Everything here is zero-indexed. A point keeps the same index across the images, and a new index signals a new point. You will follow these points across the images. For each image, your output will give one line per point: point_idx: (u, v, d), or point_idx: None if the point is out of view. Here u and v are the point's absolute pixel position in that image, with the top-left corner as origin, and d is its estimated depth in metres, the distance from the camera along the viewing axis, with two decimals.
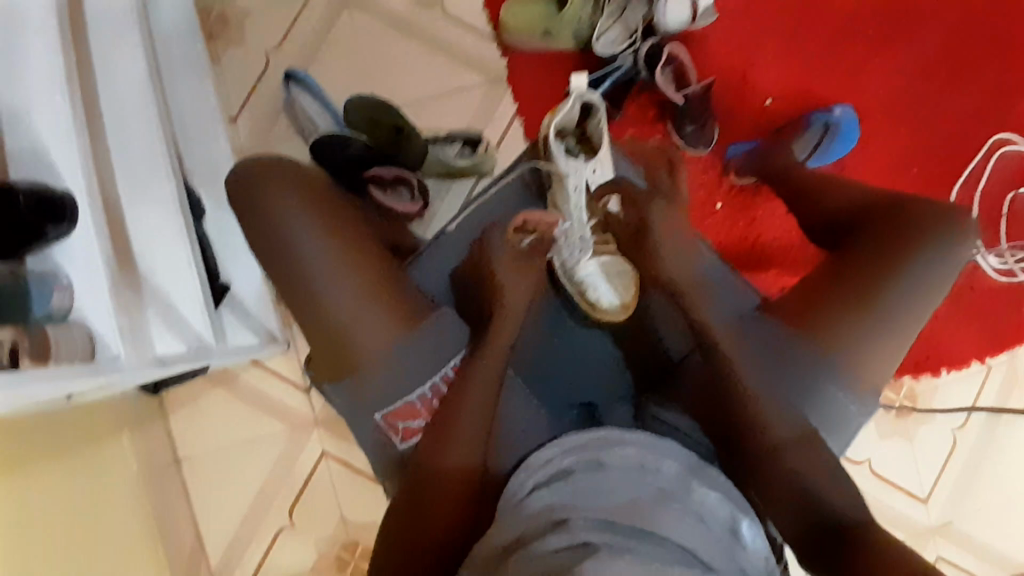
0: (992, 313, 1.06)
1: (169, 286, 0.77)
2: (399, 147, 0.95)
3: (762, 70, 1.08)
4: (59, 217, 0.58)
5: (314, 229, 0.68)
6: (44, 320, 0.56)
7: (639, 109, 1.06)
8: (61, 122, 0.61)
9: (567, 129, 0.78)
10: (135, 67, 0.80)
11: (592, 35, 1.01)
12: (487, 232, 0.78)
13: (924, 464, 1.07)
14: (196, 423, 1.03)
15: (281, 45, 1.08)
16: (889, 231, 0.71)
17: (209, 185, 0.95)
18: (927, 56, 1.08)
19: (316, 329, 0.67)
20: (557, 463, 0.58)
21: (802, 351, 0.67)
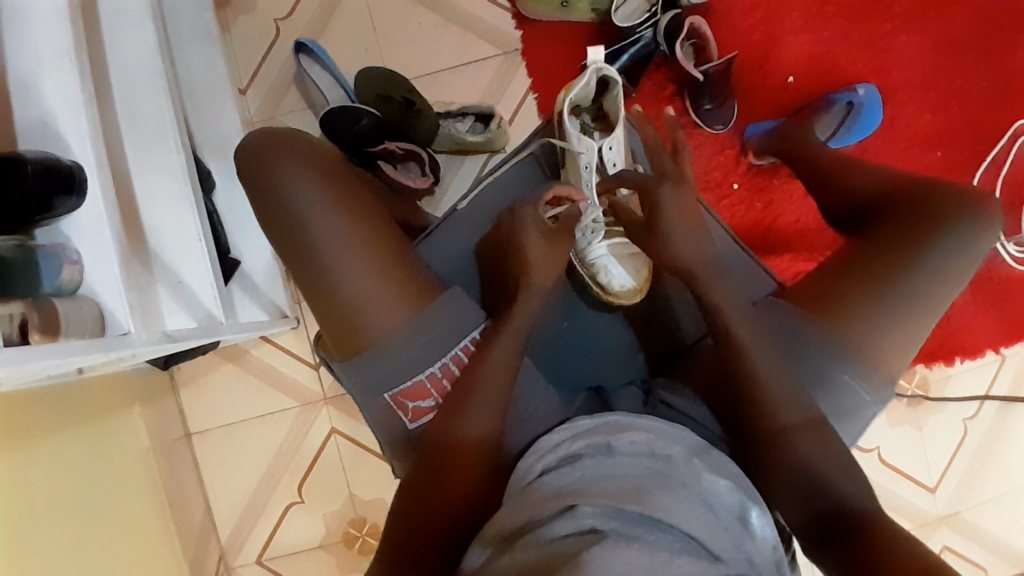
0: (1011, 303, 1.04)
1: (179, 262, 0.76)
2: (409, 122, 0.93)
3: (784, 46, 1.04)
4: (68, 189, 0.58)
5: (323, 204, 0.66)
6: (53, 294, 0.56)
7: (656, 85, 1.03)
8: (68, 91, 0.60)
9: (583, 104, 0.78)
10: (142, 37, 0.78)
11: (611, 6, 0.98)
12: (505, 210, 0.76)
13: (933, 454, 1.06)
14: (207, 398, 1.04)
15: (291, 13, 1.05)
16: (910, 217, 0.69)
17: (218, 159, 0.94)
18: (959, 32, 1.03)
19: (327, 307, 0.66)
20: (565, 448, 0.58)
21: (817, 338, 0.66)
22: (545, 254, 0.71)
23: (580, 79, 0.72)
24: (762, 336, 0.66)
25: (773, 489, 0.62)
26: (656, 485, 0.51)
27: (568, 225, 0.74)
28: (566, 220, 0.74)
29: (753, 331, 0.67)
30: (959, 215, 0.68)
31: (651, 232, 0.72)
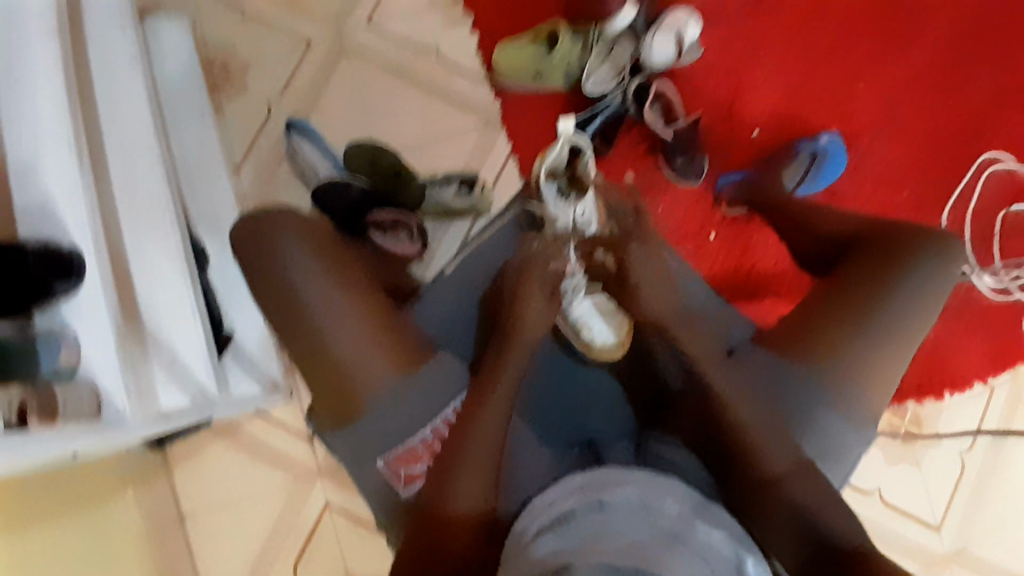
0: (992, 334, 1.06)
1: (175, 338, 0.78)
2: (398, 189, 0.99)
3: (748, 101, 1.10)
4: (67, 273, 0.60)
5: (317, 272, 0.69)
6: (50, 377, 0.58)
7: (630, 143, 1.09)
8: (68, 179, 0.63)
9: (558, 169, 0.82)
10: (139, 124, 0.82)
11: (583, 73, 1.03)
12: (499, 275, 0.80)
13: (935, 491, 1.06)
14: (200, 476, 1.03)
15: (282, 94, 1.11)
16: (878, 257, 0.72)
17: (213, 234, 0.97)
18: (910, 81, 1.10)
19: (321, 371, 0.68)
20: (559, 506, 0.58)
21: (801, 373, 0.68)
22: (536, 310, 0.72)
23: (554, 146, 0.79)
24: (740, 383, 0.68)
25: (766, 531, 0.63)
26: (658, 545, 0.52)
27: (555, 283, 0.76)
28: (552, 279, 0.76)
29: (734, 373, 0.69)
30: (924, 248, 0.71)
31: (623, 284, 0.76)
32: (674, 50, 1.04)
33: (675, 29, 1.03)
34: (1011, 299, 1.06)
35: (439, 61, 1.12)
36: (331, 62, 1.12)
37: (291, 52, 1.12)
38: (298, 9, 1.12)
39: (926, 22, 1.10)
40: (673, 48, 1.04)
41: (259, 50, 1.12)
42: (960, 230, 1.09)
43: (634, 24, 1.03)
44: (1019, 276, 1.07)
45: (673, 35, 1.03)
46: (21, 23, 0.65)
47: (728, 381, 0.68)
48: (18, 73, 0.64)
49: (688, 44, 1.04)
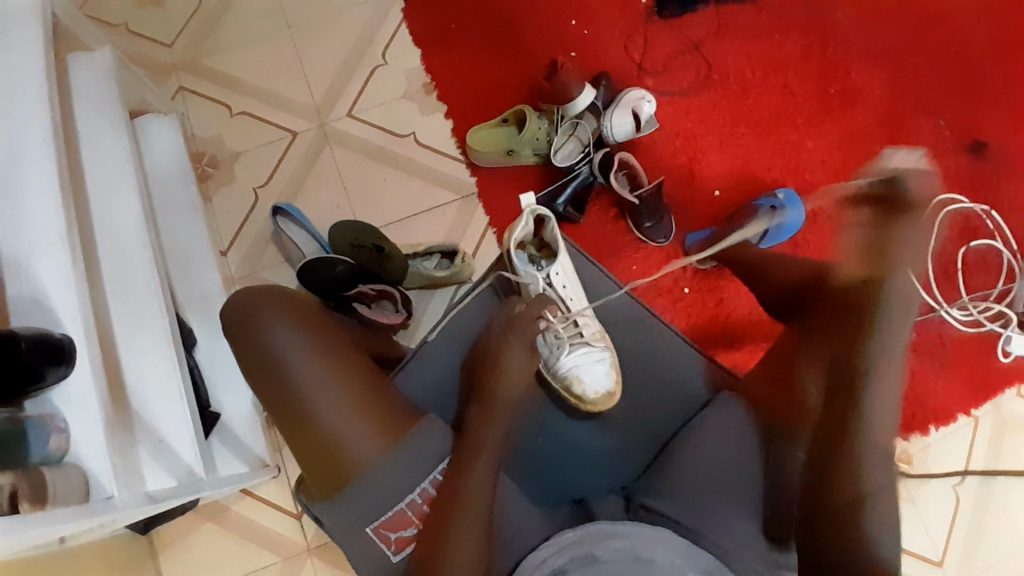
0: (967, 366, 1.10)
1: (161, 419, 0.78)
2: (380, 266, 1.02)
3: (708, 165, 1.18)
4: (59, 359, 0.61)
5: (302, 345, 0.71)
6: (40, 463, 0.58)
7: (601, 209, 1.15)
8: (63, 273, 0.67)
9: (526, 240, 0.88)
10: (132, 214, 0.87)
11: (550, 149, 1.13)
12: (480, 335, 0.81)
13: (933, 527, 1.06)
14: (186, 562, 1.00)
15: (268, 182, 1.18)
16: (833, 298, 0.76)
17: (201, 316, 1.00)
18: (856, 138, 1.20)
19: (310, 443, 0.68)
20: (550, 564, 0.58)
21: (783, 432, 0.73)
22: (518, 367, 0.75)
23: (518, 221, 0.83)
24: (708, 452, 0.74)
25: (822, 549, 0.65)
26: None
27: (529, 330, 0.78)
28: (527, 326, 0.78)
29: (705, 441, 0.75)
30: (891, 283, 0.72)
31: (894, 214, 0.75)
32: (633, 125, 1.12)
33: (631, 106, 1.12)
34: (982, 330, 1.10)
35: (417, 144, 1.20)
36: (315, 149, 1.19)
37: (277, 143, 1.19)
38: (282, 105, 1.21)
39: (860, 86, 1.21)
40: (631, 122, 1.12)
41: (245, 142, 1.19)
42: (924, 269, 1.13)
43: (594, 105, 1.14)
44: (986, 308, 1.11)
45: (630, 112, 1.12)
46: (21, 129, 0.70)
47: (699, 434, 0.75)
48: (13, 173, 0.69)
49: (645, 119, 1.12)
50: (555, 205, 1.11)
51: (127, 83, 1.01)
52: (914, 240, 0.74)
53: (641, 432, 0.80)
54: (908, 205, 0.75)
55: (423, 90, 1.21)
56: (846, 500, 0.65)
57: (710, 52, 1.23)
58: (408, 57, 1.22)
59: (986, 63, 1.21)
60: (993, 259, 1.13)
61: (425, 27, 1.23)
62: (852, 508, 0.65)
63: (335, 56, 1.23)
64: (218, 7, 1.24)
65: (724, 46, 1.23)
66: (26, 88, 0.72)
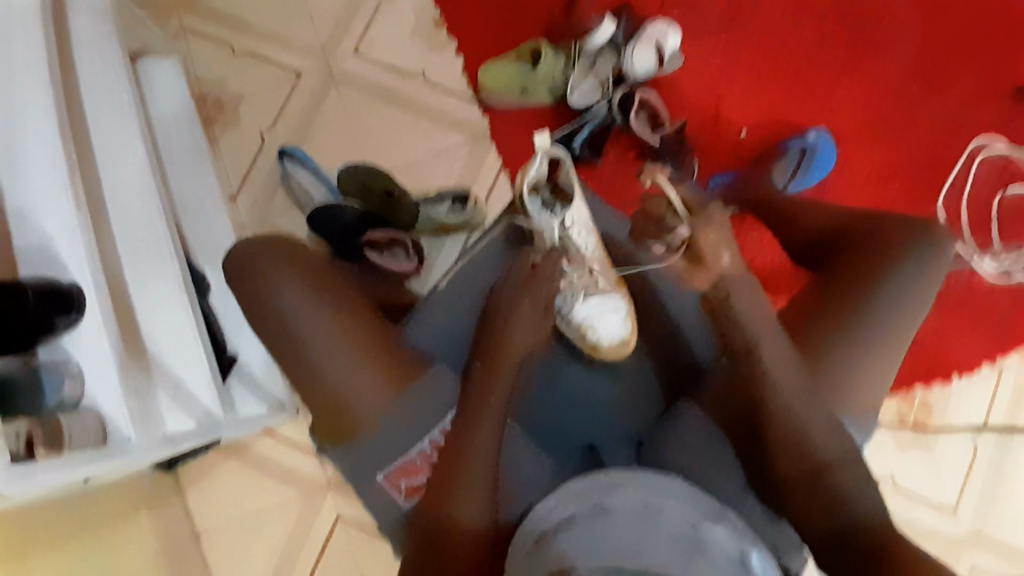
0: (996, 315, 1.06)
1: (177, 364, 0.79)
2: (390, 210, 1.00)
3: (735, 104, 1.12)
4: (66, 308, 0.62)
5: (307, 304, 0.69)
6: (57, 408, 0.61)
7: (620, 151, 1.10)
8: (69, 220, 0.66)
9: (540, 182, 0.78)
10: (138, 159, 0.85)
11: (566, 88, 1.07)
12: (494, 287, 0.80)
13: (948, 474, 1.05)
14: (211, 497, 1.03)
15: (274, 124, 1.14)
16: (857, 252, 0.72)
17: (212, 262, 0.99)
18: (893, 73, 1.11)
19: (317, 391, 0.68)
20: (559, 512, 0.57)
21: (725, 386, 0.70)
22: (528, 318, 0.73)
23: (532, 164, 0.75)
24: (722, 401, 0.70)
25: (797, 514, 0.62)
26: (673, 556, 0.51)
27: (545, 277, 0.75)
28: (542, 274, 0.75)
29: (721, 393, 0.70)
30: (900, 248, 0.71)
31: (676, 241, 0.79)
32: (655, 60, 1.06)
33: (654, 40, 1.05)
34: (1014, 282, 1.06)
35: (427, 83, 1.14)
36: (321, 88, 1.14)
37: (281, 83, 1.15)
38: (285, 43, 1.15)
39: (903, 17, 1.12)
40: (654, 57, 1.05)
41: (250, 83, 1.15)
42: (958, 217, 1.08)
43: (614, 39, 1.07)
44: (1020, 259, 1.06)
45: (653, 46, 1.05)
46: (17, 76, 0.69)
47: (717, 385, 0.71)
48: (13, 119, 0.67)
49: (669, 53, 1.06)
50: (572, 147, 1.06)
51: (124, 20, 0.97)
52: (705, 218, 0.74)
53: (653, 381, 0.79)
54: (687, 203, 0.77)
55: (432, 25, 1.15)
56: (830, 459, 0.62)
57: None
58: None
59: None
60: None
61: None
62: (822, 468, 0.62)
63: None
64: None
65: None
66: (20, 29, 0.69)
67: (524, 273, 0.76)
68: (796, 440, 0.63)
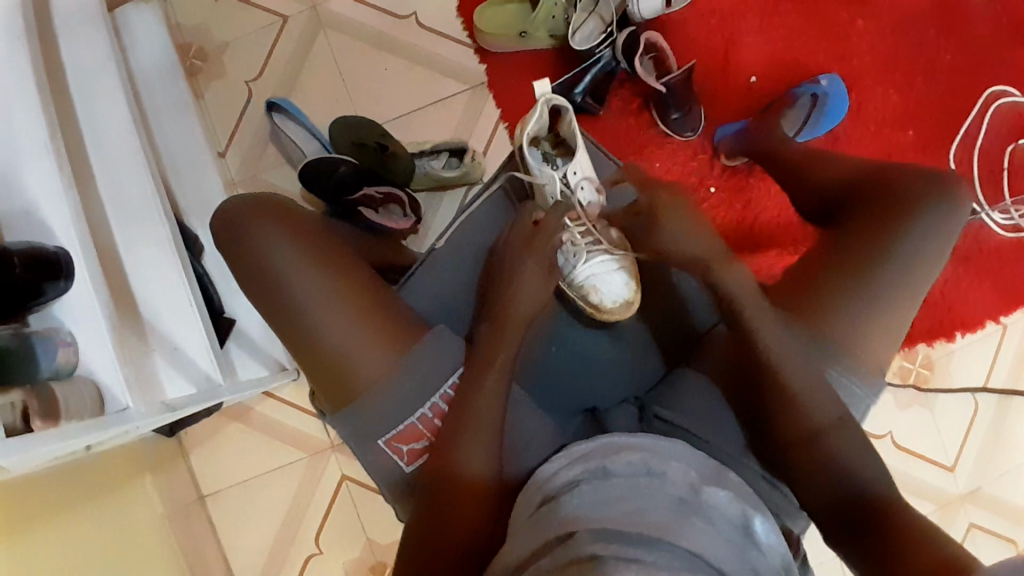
0: (1004, 269, 1.04)
1: (175, 330, 0.78)
2: (385, 166, 0.96)
3: (744, 48, 1.06)
4: (56, 274, 0.60)
5: (302, 266, 0.67)
6: (50, 377, 0.59)
7: (623, 100, 1.05)
8: (52, 183, 0.63)
9: (542, 135, 0.82)
10: (121, 116, 0.81)
11: (568, 29, 1.01)
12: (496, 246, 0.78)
13: (946, 431, 1.06)
14: (217, 459, 1.05)
15: (261, 75, 1.08)
16: (871, 208, 0.69)
17: (204, 223, 0.97)
18: (913, 12, 1.05)
19: (315, 358, 0.67)
20: (563, 476, 0.58)
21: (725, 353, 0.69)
22: (532, 278, 0.72)
23: (533, 113, 0.77)
24: (728, 366, 0.70)
25: (797, 479, 0.63)
26: (672, 516, 0.51)
27: (548, 234, 0.74)
28: (545, 232, 0.74)
29: (724, 358, 0.70)
30: (915, 204, 0.68)
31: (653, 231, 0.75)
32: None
33: None
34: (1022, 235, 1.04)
35: (420, 29, 1.08)
36: (309, 36, 1.08)
37: (267, 30, 1.08)
38: None
39: None
40: None
41: (233, 31, 1.09)
42: (969, 169, 1.05)
43: None
44: None
45: None
46: None
47: (721, 351, 0.71)
48: None
49: None
50: (572, 97, 1.01)
51: None
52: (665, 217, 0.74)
53: (655, 343, 0.78)
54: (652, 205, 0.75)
55: None
56: (838, 423, 0.62)
57: None
58: None
59: None
60: None
61: None
62: (825, 432, 0.63)
63: None
64: None
65: None
66: None
67: (528, 232, 0.75)
68: (798, 404, 0.63)
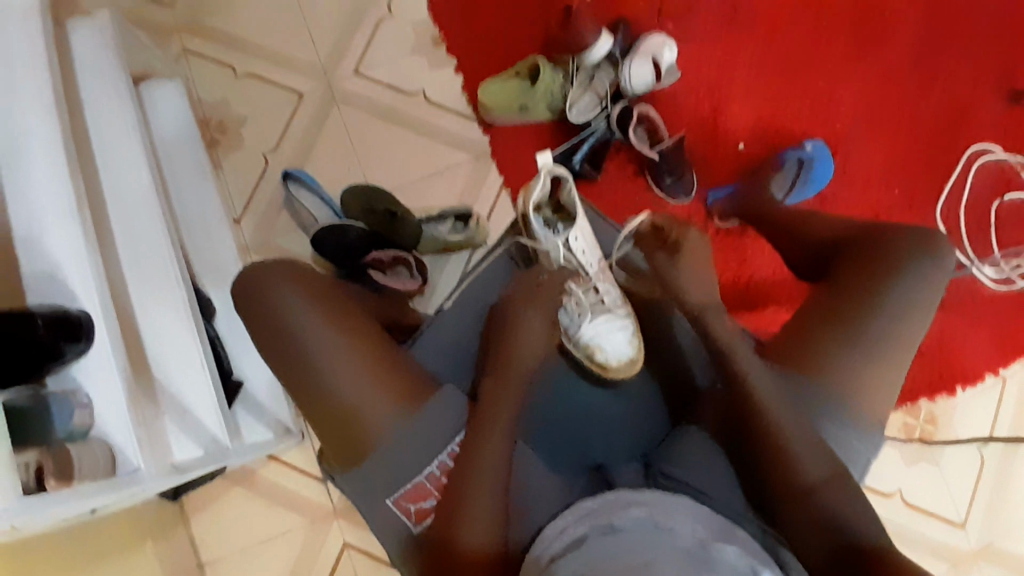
0: (997, 323, 1.06)
1: (186, 391, 0.79)
2: (394, 231, 1.01)
3: (732, 117, 1.13)
4: (76, 335, 0.62)
5: (318, 324, 0.70)
6: (65, 439, 0.59)
7: (619, 165, 1.11)
8: (77, 247, 0.66)
9: (543, 202, 0.85)
10: (144, 185, 0.86)
11: (566, 104, 1.08)
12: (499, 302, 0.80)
13: (956, 488, 1.04)
14: (218, 525, 1.03)
15: (277, 146, 1.15)
16: (858, 263, 0.73)
17: (218, 285, 1.00)
18: (889, 81, 1.12)
19: (328, 417, 0.68)
20: (570, 532, 0.58)
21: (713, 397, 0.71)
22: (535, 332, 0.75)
23: (535, 184, 0.81)
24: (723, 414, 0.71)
25: (806, 533, 0.62)
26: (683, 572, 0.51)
27: (552, 287, 0.79)
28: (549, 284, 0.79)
29: (721, 404, 0.72)
30: (900, 257, 0.71)
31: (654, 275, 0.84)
32: (653, 74, 1.06)
33: (651, 54, 1.06)
34: (1013, 288, 1.07)
35: (427, 102, 1.15)
36: (324, 110, 1.16)
37: (284, 105, 1.16)
38: (286, 65, 1.17)
39: (896, 26, 1.13)
40: (652, 72, 1.06)
41: (252, 106, 1.16)
42: (956, 225, 1.09)
43: (611, 54, 1.08)
44: (1019, 265, 1.07)
45: (650, 60, 1.06)
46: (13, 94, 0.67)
47: (717, 403, 0.72)
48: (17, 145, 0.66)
49: (666, 67, 1.07)
50: (571, 164, 1.07)
51: (129, 46, 0.98)
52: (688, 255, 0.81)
53: (657, 398, 0.79)
54: (678, 240, 0.82)
55: (432, 45, 1.16)
56: (842, 473, 0.63)
57: None
58: (415, 11, 1.17)
59: None
60: None
61: None
62: (831, 485, 0.63)
63: (342, 10, 1.18)
64: None
65: None
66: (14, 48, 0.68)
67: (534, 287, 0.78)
68: (797, 453, 0.64)
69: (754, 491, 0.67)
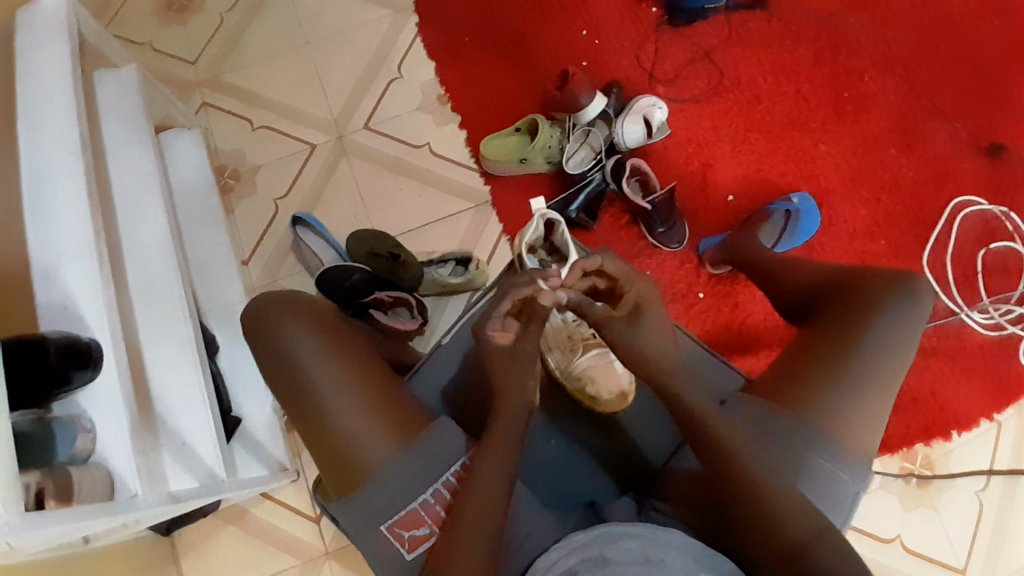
0: (987, 368, 1.08)
1: (185, 423, 0.80)
2: (395, 273, 1.04)
3: (721, 172, 1.19)
4: (85, 363, 0.62)
5: (324, 357, 0.72)
6: (67, 462, 0.59)
7: (614, 215, 1.16)
8: (89, 278, 0.67)
9: (538, 243, 0.93)
10: (160, 226, 0.90)
11: (562, 156, 1.14)
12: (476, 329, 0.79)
13: (955, 533, 1.04)
14: (208, 564, 1.02)
15: (288, 193, 1.21)
16: (837, 306, 0.76)
17: (224, 324, 1.03)
18: (869, 142, 1.19)
19: (327, 446, 0.69)
20: (562, 565, 0.59)
21: (695, 438, 0.70)
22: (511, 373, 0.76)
23: (529, 226, 0.88)
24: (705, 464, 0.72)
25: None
26: None
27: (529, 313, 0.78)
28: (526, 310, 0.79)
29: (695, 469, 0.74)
30: (879, 297, 0.74)
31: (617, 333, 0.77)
32: (645, 131, 1.13)
33: (642, 113, 1.13)
34: (1003, 333, 1.09)
35: (431, 154, 1.22)
36: (333, 161, 1.22)
37: (297, 155, 1.23)
38: (300, 119, 1.24)
39: (871, 90, 1.21)
40: (643, 128, 1.13)
41: (266, 155, 1.23)
42: (943, 273, 1.13)
43: (604, 111, 1.14)
44: (1007, 310, 1.10)
45: (641, 119, 1.13)
46: (42, 138, 0.71)
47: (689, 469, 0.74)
48: (37, 183, 0.69)
49: (657, 125, 1.14)
50: (567, 213, 1.12)
51: (155, 99, 1.05)
52: (646, 326, 0.76)
53: (650, 435, 0.80)
54: (637, 304, 0.77)
55: (437, 103, 1.24)
56: (820, 529, 0.63)
57: (721, 59, 1.23)
58: (421, 72, 1.25)
59: (1001, 63, 1.21)
60: (1012, 261, 1.12)
61: (439, 42, 1.26)
62: (815, 542, 0.63)
63: (353, 71, 1.26)
64: (239, 26, 1.29)
65: (735, 54, 1.23)
66: (46, 100, 0.73)
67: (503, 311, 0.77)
68: (769, 504, 0.64)
69: (730, 539, 0.67)
